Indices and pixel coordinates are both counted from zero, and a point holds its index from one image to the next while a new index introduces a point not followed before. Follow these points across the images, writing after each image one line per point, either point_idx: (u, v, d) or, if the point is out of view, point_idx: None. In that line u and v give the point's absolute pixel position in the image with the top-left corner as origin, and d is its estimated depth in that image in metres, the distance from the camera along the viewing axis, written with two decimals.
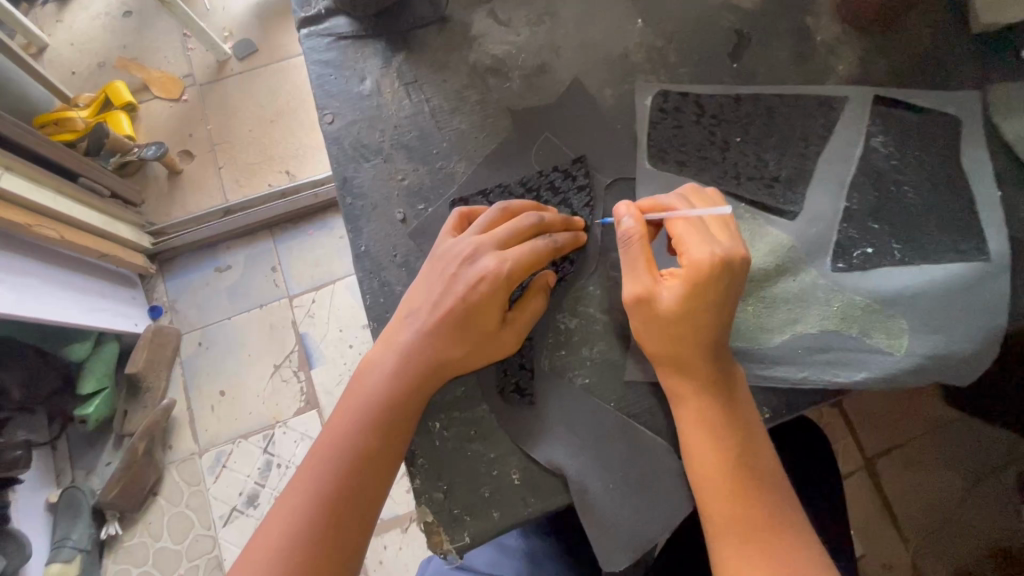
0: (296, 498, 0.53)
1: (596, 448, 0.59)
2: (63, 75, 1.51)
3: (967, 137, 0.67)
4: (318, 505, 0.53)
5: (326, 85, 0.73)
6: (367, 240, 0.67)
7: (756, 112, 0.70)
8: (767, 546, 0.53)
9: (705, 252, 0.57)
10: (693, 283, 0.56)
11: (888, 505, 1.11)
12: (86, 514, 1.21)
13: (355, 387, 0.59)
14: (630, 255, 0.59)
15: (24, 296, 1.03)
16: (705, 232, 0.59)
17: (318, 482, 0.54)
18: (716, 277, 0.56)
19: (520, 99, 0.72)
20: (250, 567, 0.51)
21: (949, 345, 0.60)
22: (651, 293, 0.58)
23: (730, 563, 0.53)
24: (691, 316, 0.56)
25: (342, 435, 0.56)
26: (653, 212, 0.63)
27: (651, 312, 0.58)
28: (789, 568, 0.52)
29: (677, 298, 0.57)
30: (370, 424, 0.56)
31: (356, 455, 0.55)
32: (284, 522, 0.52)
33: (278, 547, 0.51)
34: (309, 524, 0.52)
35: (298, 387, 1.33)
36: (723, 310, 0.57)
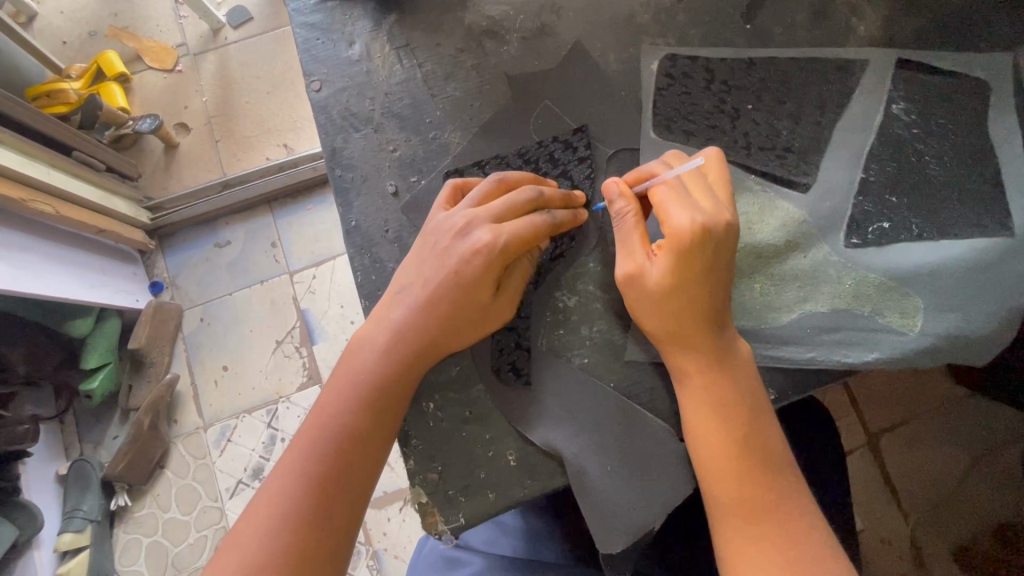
0: (286, 476, 0.52)
1: (595, 429, 0.58)
2: (53, 45, 1.46)
3: (995, 103, 0.63)
4: (309, 484, 0.52)
5: (313, 50, 0.69)
6: (358, 214, 0.65)
7: (770, 78, 0.66)
8: (772, 528, 0.51)
9: (684, 219, 0.54)
10: (677, 253, 0.54)
11: (889, 481, 1.10)
12: (95, 486, 1.22)
13: (345, 365, 0.57)
14: (623, 233, 0.58)
15: (22, 273, 1.02)
16: (685, 196, 0.56)
17: (308, 461, 0.53)
18: (700, 244, 0.54)
19: (518, 64, 0.68)
20: (239, 545, 0.50)
21: (966, 325, 0.57)
22: (640, 270, 0.56)
23: (733, 546, 0.52)
24: (688, 292, 0.54)
25: (331, 414, 0.54)
26: (639, 183, 0.60)
27: (645, 289, 0.56)
28: (794, 549, 0.50)
29: (664, 271, 0.55)
30: (361, 403, 0.55)
31: (346, 434, 0.54)
32: (272, 502, 0.51)
33: (268, 525, 0.50)
34: (297, 504, 0.51)
35: (301, 363, 1.32)
36: (715, 282, 0.54)
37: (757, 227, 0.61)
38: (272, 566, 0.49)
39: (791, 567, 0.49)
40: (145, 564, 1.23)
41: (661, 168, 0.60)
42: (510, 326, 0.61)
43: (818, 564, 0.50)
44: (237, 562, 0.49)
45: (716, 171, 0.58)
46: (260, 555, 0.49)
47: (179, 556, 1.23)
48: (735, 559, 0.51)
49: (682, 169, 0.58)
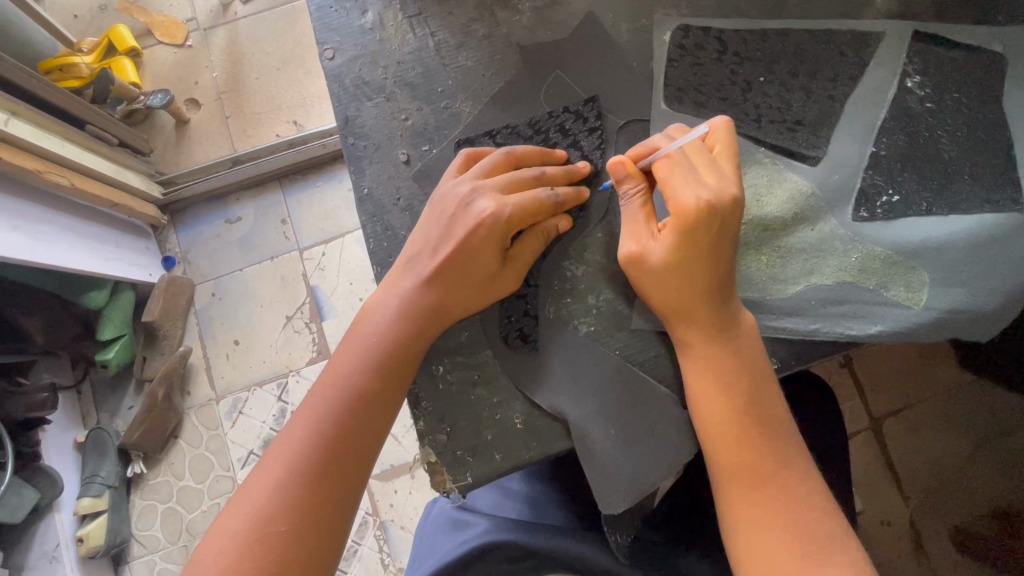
0: (296, 434, 0.54)
1: (598, 395, 0.59)
2: (66, 19, 1.46)
3: (1011, 79, 0.63)
4: (319, 441, 0.54)
5: (325, 18, 0.70)
6: (370, 181, 0.66)
7: (783, 50, 0.65)
8: (772, 493, 0.53)
9: (690, 195, 0.54)
10: (681, 232, 0.55)
11: (890, 465, 1.11)
12: (112, 454, 1.26)
13: (357, 328, 0.59)
14: (629, 212, 0.60)
15: (38, 244, 1.04)
16: (693, 174, 0.56)
17: (319, 418, 0.55)
18: (704, 222, 0.54)
19: (530, 34, 0.68)
20: (251, 495, 0.52)
21: (971, 300, 0.57)
22: (644, 250, 0.57)
23: (734, 506, 0.53)
24: (693, 265, 0.55)
25: (343, 376, 0.56)
26: (644, 159, 0.61)
27: (649, 263, 0.57)
28: (793, 513, 0.52)
29: (666, 248, 0.56)
30: (371, 365, 0.56)
31: (357, 396, 0.55)
32: (284, 456, 0.53)
33: (279, 479, 0.53)
34: (308, 459, 0.53)
35: (310, 338, 1.35)
36: (722, 256, 0.55)
37: (767, 199, 0.62)
38: (282, 518, 0.51)
39: (789, 528, 0.51)
40: (161, 529, 1.27)
41: (663, 143, 0.60)
42: (519, 293, 0.63)
43: (814, 528, 0.51)
44: (249, 513, 0.51)
45: (723, 139, 0.58)
46: (272, 507, 0.52)
47: (193, 522, 1.27)
48: (735, 523, 0.53)
49: (684, 142, 0.59)
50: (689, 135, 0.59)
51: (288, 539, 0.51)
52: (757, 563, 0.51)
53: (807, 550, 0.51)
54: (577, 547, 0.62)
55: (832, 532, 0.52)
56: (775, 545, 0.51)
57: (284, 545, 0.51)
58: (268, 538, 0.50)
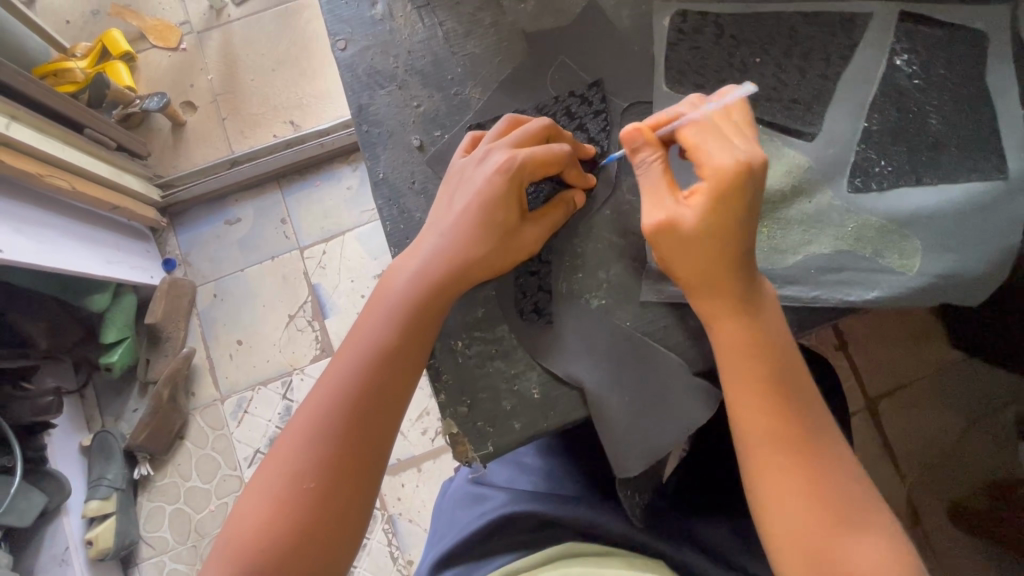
0: (321, 395, 0.57)
1: (611, 364, 0.62)
2: (58, 25, 1.47)
3: (993, 55, 0.66)
4: (344, 400, 0.56)
5: (336, 10, 0.72)
6: (385, 166, 0.68)
7: (777, 33, 0.68)
8: (801, 461, 0.55)
9: (726, 157, 0.56)
10: (715, 194, 0.56)
11: (887, 443, 1.15)
12: (118, 456, 1.27)
13: (380, 292, 0.61)
14: (651, 181, 0.60)
15: (42, 247, 1.05)
16: (721, 138, 0.58)
17: (343, 379, 0.57)
18: (737, 183, 0.56)
19: (535, 21, 0.70)
20: (280, 455, 0.55)
21: (960, 265, 0.61)
22: (676, 216, 0.58)
23: (767, 476, 0.56)
24: (722, 225, 0.57)
25: (366, 337, 0.59)
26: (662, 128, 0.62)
27: (680, 230, 0.58)
28: (821, 480, 0.55)
29: (699, 211, 0.57)
30: (394, 324, 0.59)
31: (380, 354, 0.58)
32: (310, 417, 0.56)
33: (305, 439, 0.55)
34: (333, 417, 0.55)
35: (313, 336, 1.36)
36: (752, 210, 0.57)
37: (765, 174, 0.65)
38: (310, 475, 0.54)
39: (817, 498, 0.54)
40: (169, 531, 1.28)
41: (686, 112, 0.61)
42: (532, 270, 0.65)
43: (840, 497, 0.54)
44: (279, 472, 0.54)
45: (739, 109, 0.61)
46: (299, 464, 0.54)
47: (201, 522, 1.28)
48: (765, 490, 0.55)
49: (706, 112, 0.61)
50: (708, 106, 0.61)
51: (316, 495, 0.53)
52: (785, 526, 0.54)
53: (834, 517, 0.53)
54: (591, 513, 0.65)
55: (858, 498, 0.55)
56: (805, 509, 0.54)
57: (314, 501, 0.53)
58: (298, 494, 0.53)
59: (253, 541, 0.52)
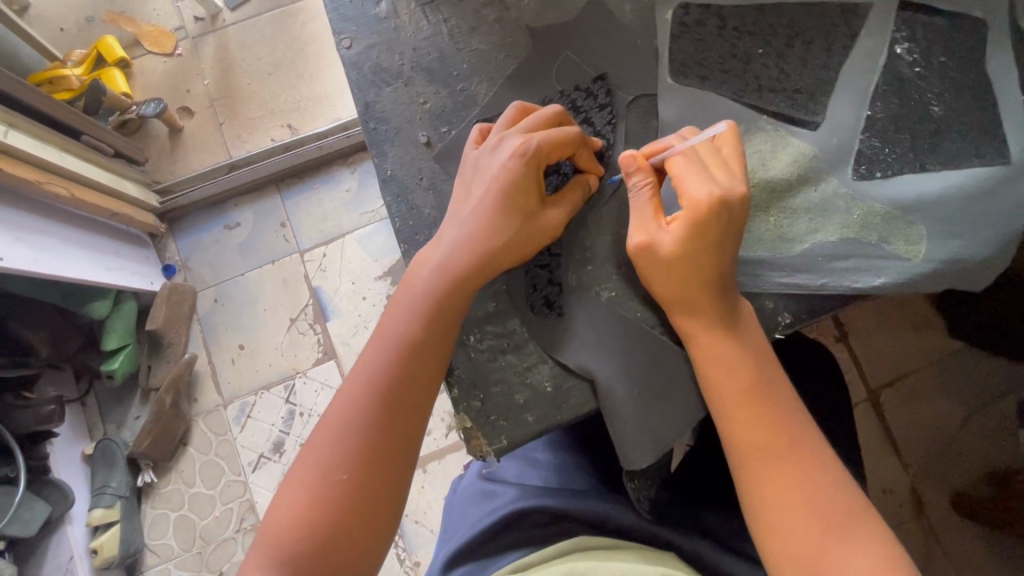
0: (352, 389, 0.58)
1: (622, 356, 0.62)
2: (52, 32, 1.47)
3: (992, 42, 0.67)
4: (373, 393, 0.57)
5: (340, 9, 0.72)
6: (392, 164, 0.68)
7: (779, 24, 0.69)
8: (790, 470, 0.55)
9: (702, 192, 0.57)
10: (690, 224, 0.57)
11: (889, 433, 1.16)
12: (121, 464, 1.26)
13: (406, 284, 0.61)
14: (637, 205, 0.61)
15: (41, 254, 1.05)
16: (704, 173, 0.59)
17: (372, 373, 0.58)
18: (714, 216, 0.57)
19: (539, 16, 0.71)
20: (313, 448, 0.56)
21: (964, 251, 0.61)
22: (653, 240, 0.59)
23: (757, 488, 0.56)
24: (697, 254, 0.58)
25: (393, 331, 0.59)
26: (655, 156, 0.63)
27: (656, 254, 0.59)
28: (811, 487, 0.55)
29: (676, 239, 0.58)
30: (420, 316, 0.59)
31: (406, 347, 0.58)
32: (341, 410, 0.57)
33: (337, 432, 0.56)
34: (363, 411, 0.56)
35: (316, 339, 1.36)
36: (729, 238, 0.58)
37: (771, 163, 0.65)
38: (343, 467, 0.55)
39: (808, 506, 0.54)
40: (173, 538, 1.28)
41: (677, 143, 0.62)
42: (541, 263, 0.65)
43: (832, 503, 0.54)
44: (314, 464, 0.55)
45: (729, 141, 0.60)
46: (332, 457, 0.55)
47: (206, 528, 1.28)
48: (757, 501, 0.55)
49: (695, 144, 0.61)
50: (700, 137, 0.62)
51: (349, 487, 0.54)
52: (778, 537, 0.54)
53: (826, 525, 0.53)
54: (600, 507, 0.65)
55: (852, 504, 0.54)
56: (797, 519, 0.54)
57: (346, 493, 0.54)
58: (331, 486, 0.54)
59: (290, 530, 0.53)
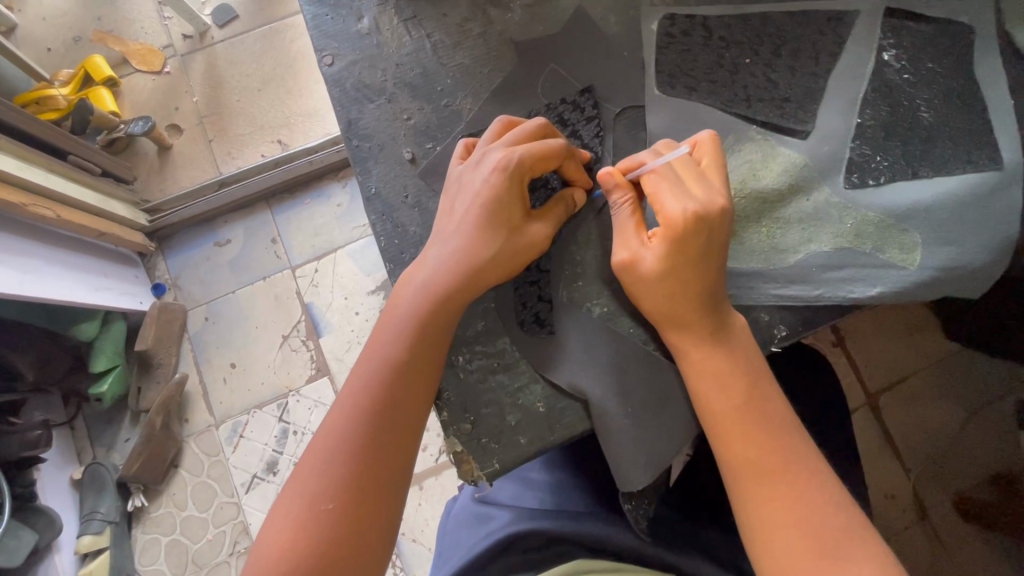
0: (337, 414, 0.56)
1: (615, 373, 0.60)
2: (39, 53, 1.46)
3: (980, 46, 0.66)
4: (358, 418, 0.55)
5: (322, 26, 0.71)
6: (377, 182, 0.67)
7: (765, 33, 0.68)
8: (785, 490, 0.53)
9: (677, 208, 0.57)
10: (670, 241, 0.57)
11: (890, 438, 1.14)
12: (111, 488, 1.23)
13: (391, 305, 0.60)
14: (619, 222, 0.61)
15: (26, 277, 1.03)
16: (679, 188, 0.58)
17: (357, 397, 0.56)
18: (694, 231, 0.56)
19: (523, 30, 0.70)
20: (299, 478, 0.54)
21: (961, 257, 0.60)
22: (636, 257, 0.58)
23: (752, 509, 0.54)
24: (681, 270, 0.57)
25: (378, 353, 0.58)
26: (632, 171, 0.62)
27: (639, 274, 0.58)
28: (807, 508, 0.53)
29: (657, 256, 0.57)
30: (404, 337, 0.57)
31: (392, 369, 0.56)
32: (327, 437, 0.55)
33: (323, 460, 0.54)
34: (348, 437, 0.54)
35: (308, 356, 1.34)
36: (713, 251, 0.57)
37: (762, 173, 0.64)
38: (329, 496, 0.53)
39: (804, 528, 0.52)
40: (166, 562, 1.24)
41: (650, 157, 0.61)
42: (531, 280, 0.64)
43: (829, 524, 0.52)
44: (299, 494, 0.53)
45: (709, 152, 0.59)
46: (318, 486, 0.53)
47: (199, 552, 1.24)
48: (753, 523, 0.54)
49: (671, 158, 0.60)
50: (676, 151, 0.61)
51: (335, 518, 0.52)
52: (774, 560, 0.52)
53: (824, 546, 0.51)
54: (602, 528, 0.63)
55: (851, 527, 0.52)
56: (791, 542, 0.52)
57: (333, 524, 0.52)
58: (317, 517, 0.52)
59: (273, 566, 0.51)
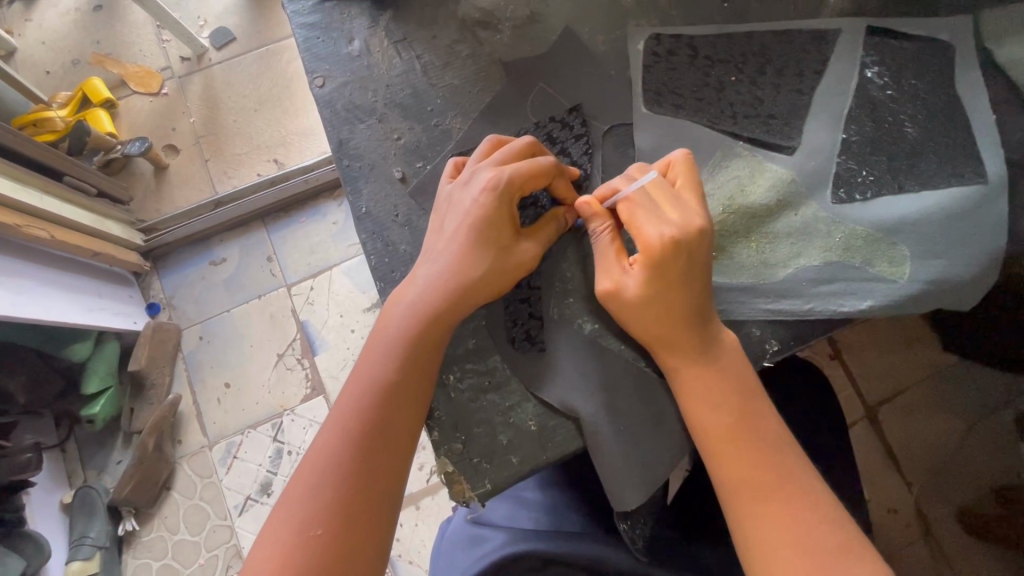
0: (327, 437, 0.55)
1: (607, 391, 0.60)
2: (38, 76, 1.47)
3: (961, 62, 0.67)
4: (348, 440, 0.54)
5: (313, 49, 0.72)
6: (367, 201, 0.67)
7: (750, 52, 0.69)
8: (778, 506, 0.53)
9: (654, 234, 0.57)
10: (650, 267, 0.57)
11: (891, 452, 1.13)
12: (101, 512, 1.21)
13: (381, 325, 0.60)
14: (600, 251, 0.61)
15: (19, 298, 1.02)
16: (655, 212, 0.58)
17: (346, 419, 0.55)
18: (673, 255, 0.56)
19: (511, 51, 0.71)
20: (287, 503, 0.53)
21: (951, 269, 0.60)
22: (618, 286, 0.58)
23: (747, 528, 0.53)
24: (662, 297, 0.57)
25: (368, 373, 0.57)
26: (608, 199, 0.63)
27: (622, 302, 0.58)
28: (802, 524, 0.52)
29: (639, 282, 0.57)
30: (393, 356, 0.57)
31: (381, 390, 0.56)
32: (316, 460, 0.54)
33: (312, 484, 0.53)
34: (337, 459, 0.54)
35: (303, 375, 1.33)
36: (695, 272, 0.57)
37: (750, 189, 0.65)
38: (319, 521, 0.52)
39: (800, 545, 0.51)
40: None
41: (623, 184, 0.62)
42: (522, 298, 0.64)
43: (825, 541, 0.51)
44: (288, 520, 0.52)
45: (682, 173, 0.60)
46: (307, 511, 0.52)
47: None
48: (748, 542, 0.53)
49: (644, 182, 0.61)
50: (648, 175, 0.61)
51: (324, 544, 0.51)
52: None
53: (820, 564, 0.50)
54: (596, 548, 0.61)
55: (847, 544, 0.51)
56: (788, 562, 0.51)
57: (322, 550, 0.51)
58: (305, 543, 0.51)
59: None
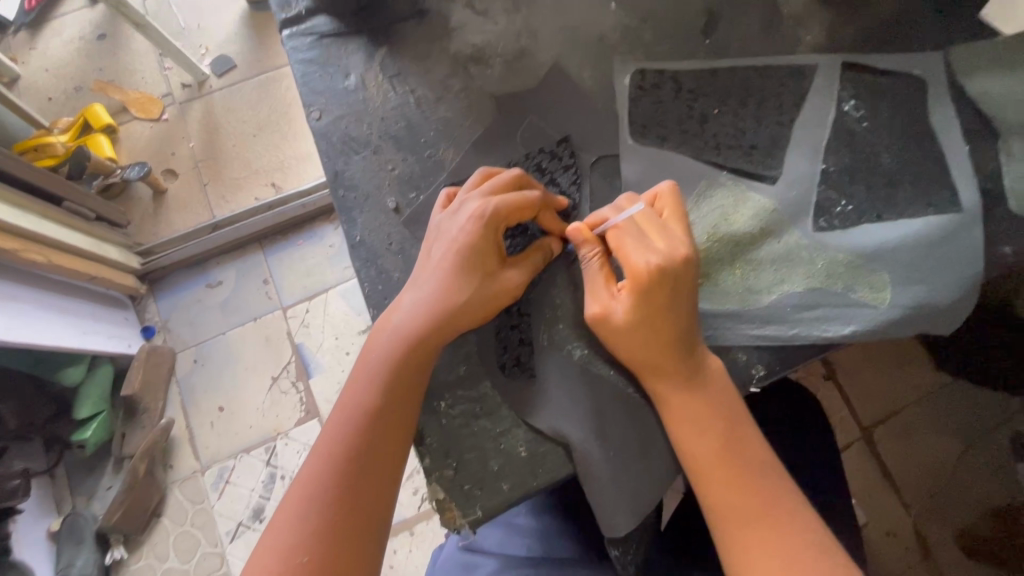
0: (314, 464, 0.56)
1: (597, 416, 0.60)
2: (41, 102, 1.50)
3: (933, 95, 0.70)
4: (335, 467, 0.55)
5: (310, 83, 0.75)
6: (361, 230, 0.69)
7: (732, 85, 0.72)
8: (767, 532, 0.54)
9: (641, 261, 0.59)
10: (638, 292, 0.59)
11: (888, 475, 1.13)
12: (89, 539, 1.19)
13: (369, 352, 0.60)
14: (589, 275, 0.63)
15: (14, 323, 1.02)
16: (643, 241, 0.60)
17: (334, 445, 0.56)
18: (659, 282, 0.58)
19: (502, 85, 0.74)
20: (274, 531, 0.53)
21: (931, 294, 0.62)
22: (607, 310, 0.60)
23: (737, 554, 0.54)
24: (649, 321, 0.58)
25: (356, 400, 0.58)
26: (599, 225, 0.64)
27: (611, 325, 0.59)
28: (791, 551, 0.53)
29: (627, 307, 0.59)
30: (381, 383, 0.58)
31: (368, 416, 0.57)
32: (303, 486, 0.55)
33: (299, 511, 0.53)
34: (324, 486, 0.54)
35: (298, 398, 1.33)
36: (681, 298, 0.58)
37: (733, 218, 0.67)
38: (304, 548, 0.52)
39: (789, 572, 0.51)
40: None
41: (613, 212, 0.64)
42: (511, 325, 0.65)
43: (814, 568, 0.52)
44: (273, 548, 0.52)
45: (670, 204, 0.62)
46: (292, 538, 0.52)
47: None
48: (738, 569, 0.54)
49: (633, 211, 0.63)
50: (637, 205, 0.63)
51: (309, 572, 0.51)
52: None
53: None
54: None
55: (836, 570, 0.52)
56: None
57: None
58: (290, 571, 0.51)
59: None
